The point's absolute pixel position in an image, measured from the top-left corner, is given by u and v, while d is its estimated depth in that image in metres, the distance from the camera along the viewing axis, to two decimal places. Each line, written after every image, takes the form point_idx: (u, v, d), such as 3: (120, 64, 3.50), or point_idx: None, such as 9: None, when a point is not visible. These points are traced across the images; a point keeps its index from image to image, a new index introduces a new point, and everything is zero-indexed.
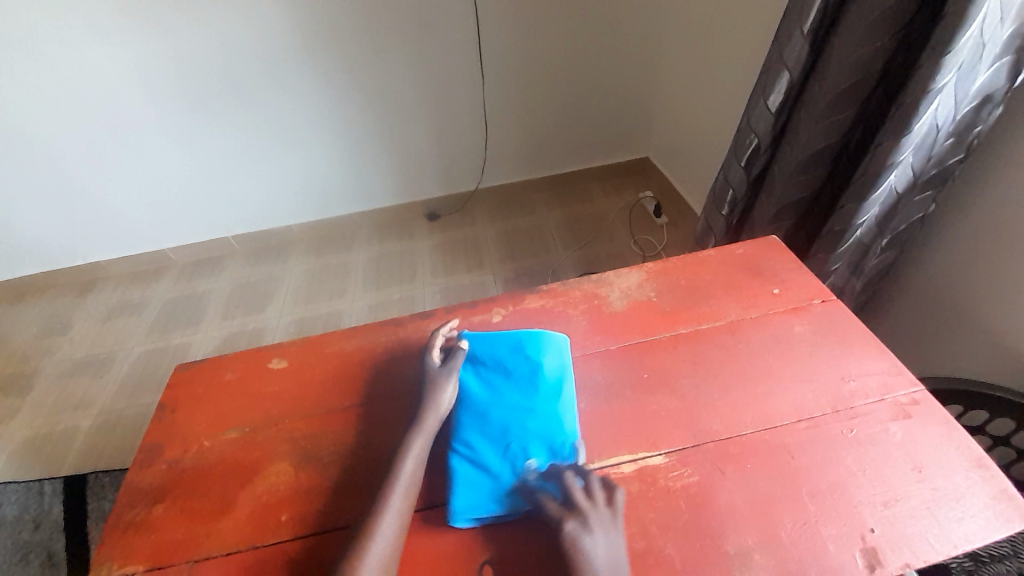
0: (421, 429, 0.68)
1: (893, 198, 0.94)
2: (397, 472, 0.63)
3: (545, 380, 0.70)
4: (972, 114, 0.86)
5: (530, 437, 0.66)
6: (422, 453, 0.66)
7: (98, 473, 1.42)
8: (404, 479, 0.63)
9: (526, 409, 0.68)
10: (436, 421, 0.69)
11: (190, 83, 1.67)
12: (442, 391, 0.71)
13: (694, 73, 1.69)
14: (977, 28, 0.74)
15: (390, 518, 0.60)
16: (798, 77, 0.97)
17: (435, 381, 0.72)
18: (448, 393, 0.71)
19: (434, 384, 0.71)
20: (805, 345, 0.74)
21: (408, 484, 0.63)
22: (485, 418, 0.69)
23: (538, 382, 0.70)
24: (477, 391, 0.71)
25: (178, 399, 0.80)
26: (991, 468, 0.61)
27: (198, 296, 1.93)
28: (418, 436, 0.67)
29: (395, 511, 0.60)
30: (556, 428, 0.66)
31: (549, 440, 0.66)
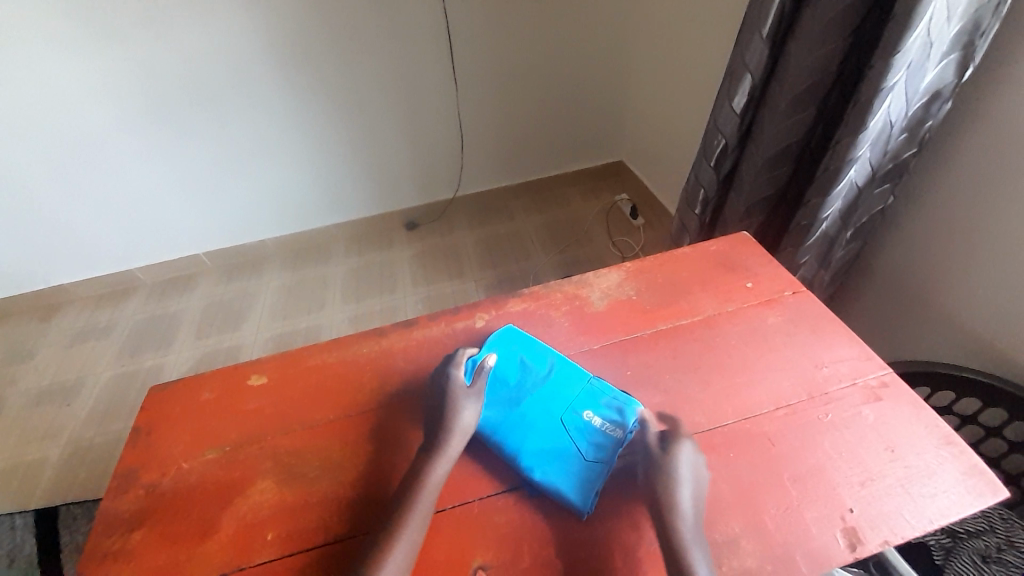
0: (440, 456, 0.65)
1: (854, 191, 0.98)
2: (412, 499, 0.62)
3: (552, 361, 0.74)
4: (922, 109, 0.91)
5: (575, 408, 0.69)
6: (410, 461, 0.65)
7: (69, 505, 1.35)
8: (419, 507, 0.61)
9: (557, 393, 0.71)
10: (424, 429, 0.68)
11: (155, 98, 1.63)
12: (462, 412, 0.68)
13: (662, 78, 1.73)
14: (923, 29, 0.79)
15: (382, 531, 0.59)
16: (760, 79, 1.01)
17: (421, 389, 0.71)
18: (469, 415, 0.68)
19: None
20: (780, 335, 0.77)
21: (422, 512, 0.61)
22: (528, 421, 0.69)
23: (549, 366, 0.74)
24: (500, 403, 0.72)
25: (153, 421, 0.77)
26: (959, 444, 0.64)
27: (170, 315, 1.87)
28: (439, 461, 0.65)
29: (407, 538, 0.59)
30: (590, 395, 0.70)
31: (591, 399, 0.70)
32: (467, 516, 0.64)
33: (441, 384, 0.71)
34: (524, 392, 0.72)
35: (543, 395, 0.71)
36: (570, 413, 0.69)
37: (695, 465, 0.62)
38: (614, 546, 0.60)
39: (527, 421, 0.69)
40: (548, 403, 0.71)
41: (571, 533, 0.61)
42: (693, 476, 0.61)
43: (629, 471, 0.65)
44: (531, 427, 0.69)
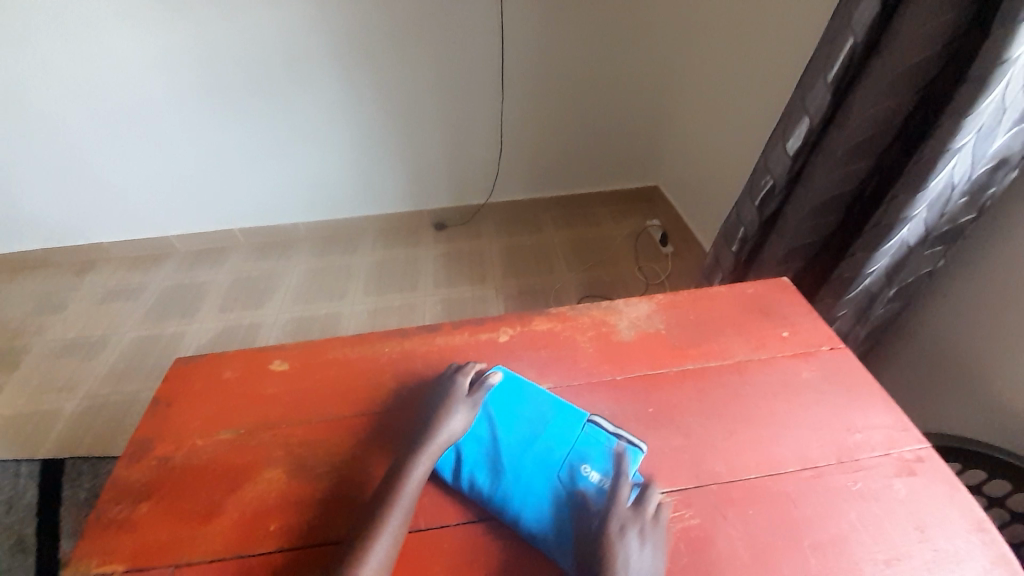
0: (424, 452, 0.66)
1: (903, 250, 0.95)
2: (394, 495, 0.61)
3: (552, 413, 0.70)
4: (987, 175, 0.87)
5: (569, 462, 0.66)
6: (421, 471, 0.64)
7: (77, 459, 1.38)
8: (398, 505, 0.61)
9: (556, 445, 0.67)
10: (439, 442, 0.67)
11: (214, 76, 1.70)
12: (452, 418, 0.69)
13: (709, 110, 1.71)
14: (999, 93, 0.76)
15: (381, 538, 0.58)
16: (818, 124, 0.98)
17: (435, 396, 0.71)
18: (458, 422, 0.69)
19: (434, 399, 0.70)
20: (812, 392, 0.74)
21: (405, 508, 0.61)
22: (520, 470, 0.66)
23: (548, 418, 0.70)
24: (496, 448, 0.68)
25: (174, 394, 0.78)
26: (991, 531, 0.60)
27: (197, 286, 1.92)
28: (420, 460, 0.65)
29: (391, 532, 0.59)
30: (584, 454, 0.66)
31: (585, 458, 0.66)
32: (470, 536, 0.63)
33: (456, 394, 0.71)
34: (524, 437, 0.69)
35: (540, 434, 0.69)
36: (566, 468, 0.65)
37: (645, 553, 0.57)
38: None
39: (518, 460, 0.67)
40: (543, 447, 0.68)
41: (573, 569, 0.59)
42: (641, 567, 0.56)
43: None
44: (524, 467, 0.66)
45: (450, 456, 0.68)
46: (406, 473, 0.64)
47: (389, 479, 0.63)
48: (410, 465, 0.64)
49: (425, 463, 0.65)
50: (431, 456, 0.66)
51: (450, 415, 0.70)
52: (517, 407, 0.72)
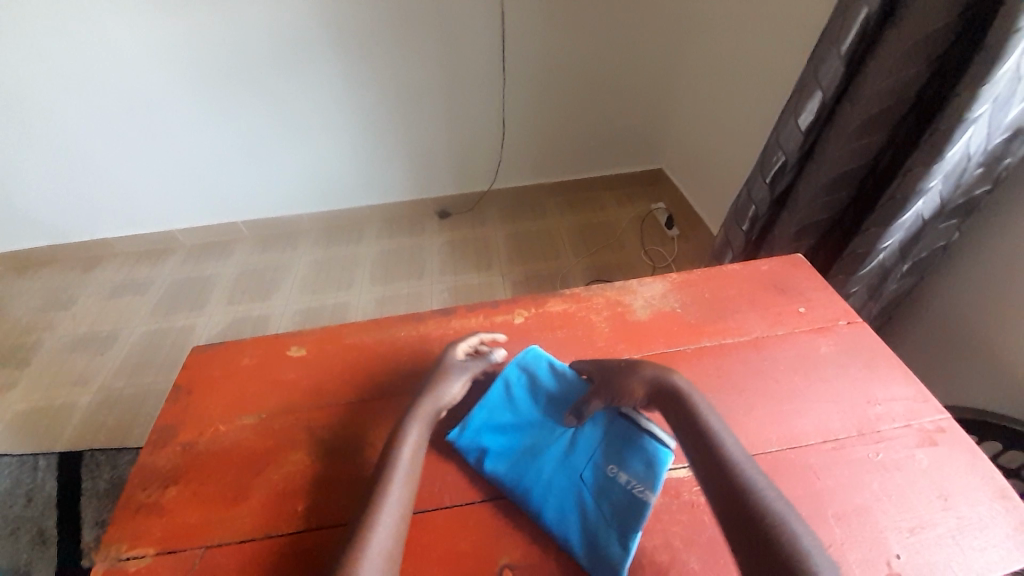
0: (414, 417, 0.67)
1: (918, 224, 0.94)
2: (392, 465, 0.62)
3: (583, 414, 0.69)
4: (1003, 145, 0.86)
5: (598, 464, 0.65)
6: (419, 440, 0.65)
7: (93, 451, 1.40)
8: (399, 475, 0.61)
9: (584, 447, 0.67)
10: (433, 408, 0.68)
11: (212, 67, 1.67)
12: (447, 386, 0.71)
13: (714, 89, 1.69)
14: (1018, 61, 0.74)
15: (389, 508, 0.58)
16: (830, 98, 0.97)
17: (445, 373, 0.71)
18: (455, 386, 0.71)
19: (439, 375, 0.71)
20: (831, 366, 0.74)
21: (405, 477, 0.61)
22: (546, 469, 0.65)
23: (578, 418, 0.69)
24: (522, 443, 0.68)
25: (194, 381, 0.79)
26: (1013, 498, 0.60)
27: (203, 279, 1.92)
28: (413, 425, 0.66)
29: (393, 503, 0.59)
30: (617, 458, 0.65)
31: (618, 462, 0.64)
32: (496, 513, 0.63)
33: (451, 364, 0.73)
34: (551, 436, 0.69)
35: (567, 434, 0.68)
36: (595, 469, 0.65)
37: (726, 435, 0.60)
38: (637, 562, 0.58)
39: (545, 455, 0.66)
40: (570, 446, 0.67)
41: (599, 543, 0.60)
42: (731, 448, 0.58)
43: (664, 487, 0.63)
44: (551, 464, 0.65)
45: (473, 446, 0.67)
46: (403, 444, 0.64)
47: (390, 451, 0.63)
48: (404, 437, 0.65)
49: (417, 427, 0.66)
50: (424, 421, 0.67)
51: (444, 383, 0.71)
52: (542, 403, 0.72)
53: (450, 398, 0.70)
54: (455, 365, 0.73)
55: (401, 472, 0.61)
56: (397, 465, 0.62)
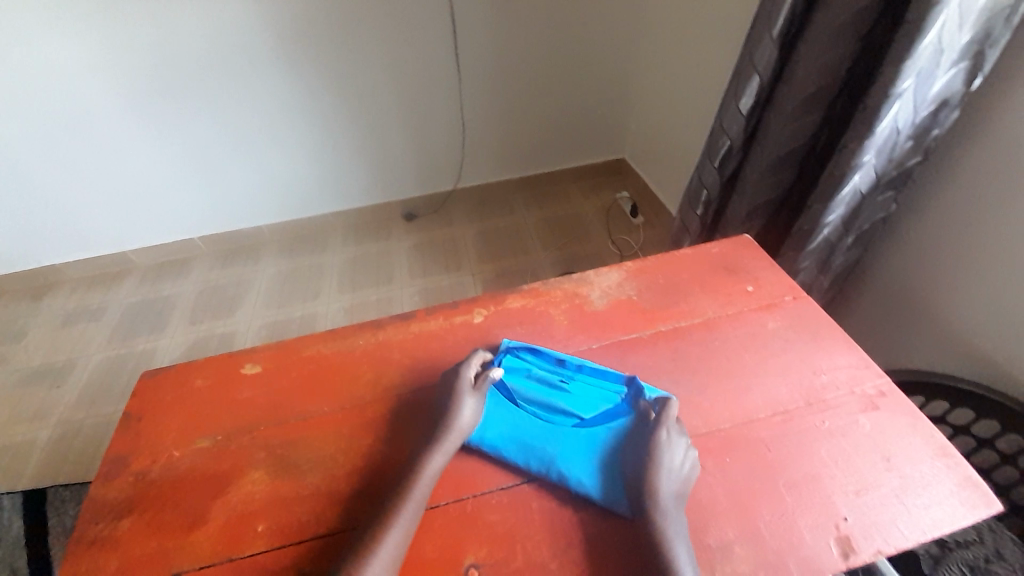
0: (437, 447, 0.65)
1: (858, 198, 0.98)
2: None
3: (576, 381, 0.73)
4: (930, 117, 0.90)
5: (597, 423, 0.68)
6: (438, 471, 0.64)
7: (58, 487, 1.34)
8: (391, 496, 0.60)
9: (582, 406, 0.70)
10: (456, 439, 0.66)
11: (154, 77, 1.60)
12: (461, 411, 0.67)
13: (669, 77, 1.72)
14: (936, 36, 0.78)
15: (388, 540, 0.57)
16: (767, 81, 1.00)
17: (461, 397, 0.68)
18: (472, 412, 0.68)
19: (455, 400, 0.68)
20: (779, 340, 0.77)
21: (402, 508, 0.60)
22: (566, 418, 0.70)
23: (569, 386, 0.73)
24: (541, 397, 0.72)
25: (145, 408, 0.76)
26: (954, 455, 0.64)
27: (162, 300, 1.85)
28: (435, 454, 0.64)
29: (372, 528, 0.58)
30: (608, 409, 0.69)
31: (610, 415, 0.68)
32: (461, 514, 0.63)
33: (450, 381, 0.71)
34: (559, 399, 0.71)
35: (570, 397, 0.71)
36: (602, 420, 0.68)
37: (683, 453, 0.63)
38: (601, 549, 0.59)
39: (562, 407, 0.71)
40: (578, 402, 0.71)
41: (564, 532, 0.61)
42: (679, 460, 0.62)
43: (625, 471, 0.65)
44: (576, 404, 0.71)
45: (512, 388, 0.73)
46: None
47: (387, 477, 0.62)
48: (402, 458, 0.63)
49: (439, 458, 0.64)
50: (447, 452, 0.65)
51: (461, 410, 0.67)
52: (537, 375, 0.74)
53: (471, 428, 0.67)
54: (466, 386, 0.70)
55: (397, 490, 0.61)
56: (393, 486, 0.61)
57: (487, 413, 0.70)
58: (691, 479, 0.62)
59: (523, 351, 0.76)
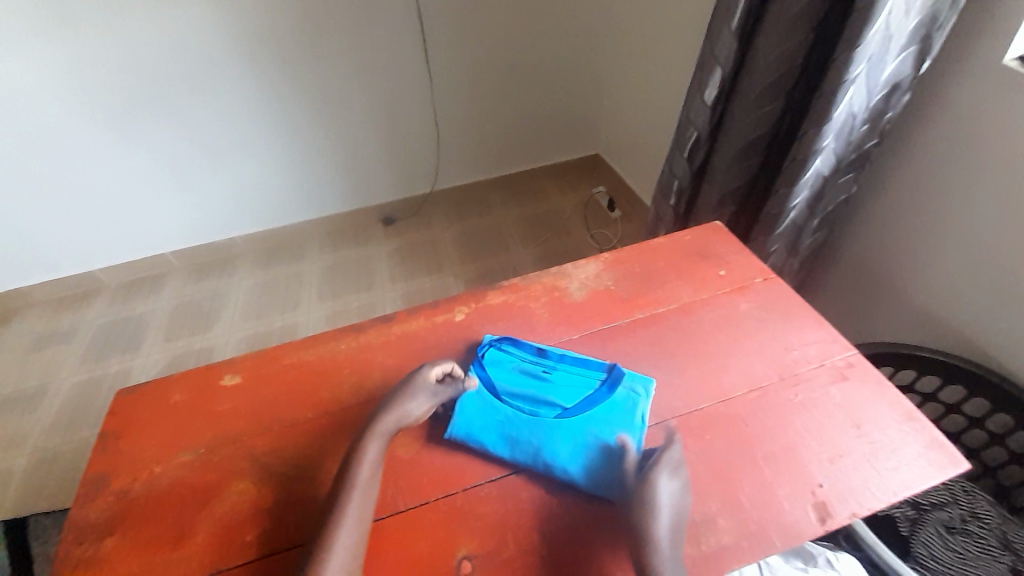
0: (373, 435, 0.65)
1: (820, 181, 1.02)
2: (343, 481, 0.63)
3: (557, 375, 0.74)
4: (883, 101, 0.94)
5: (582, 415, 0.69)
6: (377, 457, 0.64)
7: (37, 516, 1.29)
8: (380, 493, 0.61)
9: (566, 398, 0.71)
10: (392, 424, 0.66)
11: (116, 88, 1.55)
12: (411, 401, 0.68)
13: (639, 72, 1.76)
14: (883, 22, 0.82)
15: (348, 530, 0.58)
16: (729, 72, 1.03)
17: (411, 391, 0.68)
18: (421, 405, 0.68)
19: (406, 390, 0.68)
20: (751, 321, 0.79)
21: None
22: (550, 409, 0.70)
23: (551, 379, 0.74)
24: (524, 390, 0.73)
25: (123, 425, 0.75)
26: (919, 419, 0.67)
27: (136, 318, 1.80)
28: (371, 442, 0.64)
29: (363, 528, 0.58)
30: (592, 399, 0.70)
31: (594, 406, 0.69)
32: (451, 508, 0.63)
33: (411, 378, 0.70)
34: (542, 392, 0.72)
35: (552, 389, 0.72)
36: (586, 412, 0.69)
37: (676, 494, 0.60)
38: (591, 535, 0.60)
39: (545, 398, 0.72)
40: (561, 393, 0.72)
41: (553, 518, 0.62)
42: (673, 501, 0.59)
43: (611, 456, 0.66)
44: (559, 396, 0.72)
45: (496, 382, 0.73)
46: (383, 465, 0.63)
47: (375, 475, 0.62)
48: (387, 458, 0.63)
49: (375, 444, 0.64)
50: (381, 437, 0.65)
51: (411, 401, 0.68)
52: (519, 369, 0.75)
53: (414, 416, 0.68)
54: (427, 385, 0.70)
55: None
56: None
57: (470, 407, 0.70)
58: (682, 519, 0.59)
59: (504, 346, 0.78)
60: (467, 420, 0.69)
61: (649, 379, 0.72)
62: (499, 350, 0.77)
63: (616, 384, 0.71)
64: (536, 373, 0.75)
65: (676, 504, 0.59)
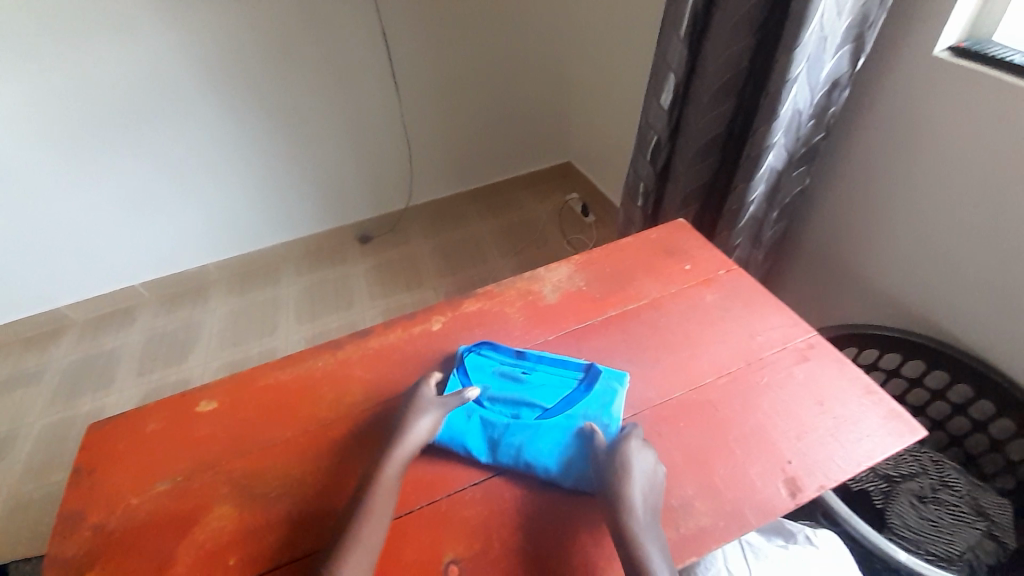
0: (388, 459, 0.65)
1: (775, 175, 1.07)
2: None
3: (537, 376, 0.75)
4: (825, 97, 1.00)
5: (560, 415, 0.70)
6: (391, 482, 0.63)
7: (11, 566, 1.24)
8: (365, 505, 0.61)
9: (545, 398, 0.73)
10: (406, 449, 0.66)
11: (77, 120, 1.52)
12: (418, 421, 0.68)
13: (601, 82, 1.82)
14: (817, 24, 0.88)
15: (345, 543, 0.58)
16: (682, 76, 1.08)
17: (417, 409, 0.69)
18: (426, 422, 0.68)
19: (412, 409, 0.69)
20: (718, 310, 0.83)
21: (371, 517, 0.60)
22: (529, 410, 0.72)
23: (531, 380, 0.75)
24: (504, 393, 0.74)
25: (98, 458, 0.73)
26: (878, 393, 0.71)
27: (106, 354, 1.75)
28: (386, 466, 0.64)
29: (347, 537, 0.58)
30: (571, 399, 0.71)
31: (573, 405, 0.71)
32: (437, 514, 0.64)
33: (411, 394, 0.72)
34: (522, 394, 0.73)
35: (532, 390, 0.74)
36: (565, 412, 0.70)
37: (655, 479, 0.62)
38: (576, 528, 0.62)
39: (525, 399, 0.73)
40: (541, 394, 0.73)
41: (538, 514, 0.63)
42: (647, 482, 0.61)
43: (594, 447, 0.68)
44: (539, 396, 0.73)
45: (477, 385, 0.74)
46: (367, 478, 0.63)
47: (359, 489, 0.62)
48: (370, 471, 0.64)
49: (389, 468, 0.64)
50: (398, 462, 0.65)
51: (417, 420, 0.68)
52: (499, 372, 0.76)
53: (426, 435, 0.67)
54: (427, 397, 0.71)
55: (370, 498, 0.62)
56: (363, 495, 0.62)
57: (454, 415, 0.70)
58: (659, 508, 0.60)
59: (486, 351, 0.78)
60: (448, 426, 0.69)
61: (622, 372, 0.74)
62: (481, 355, 0.78)
63: (593, 382, 0.73)
64: (516, 375, 0.76)
65: (652, 488, 0.61)
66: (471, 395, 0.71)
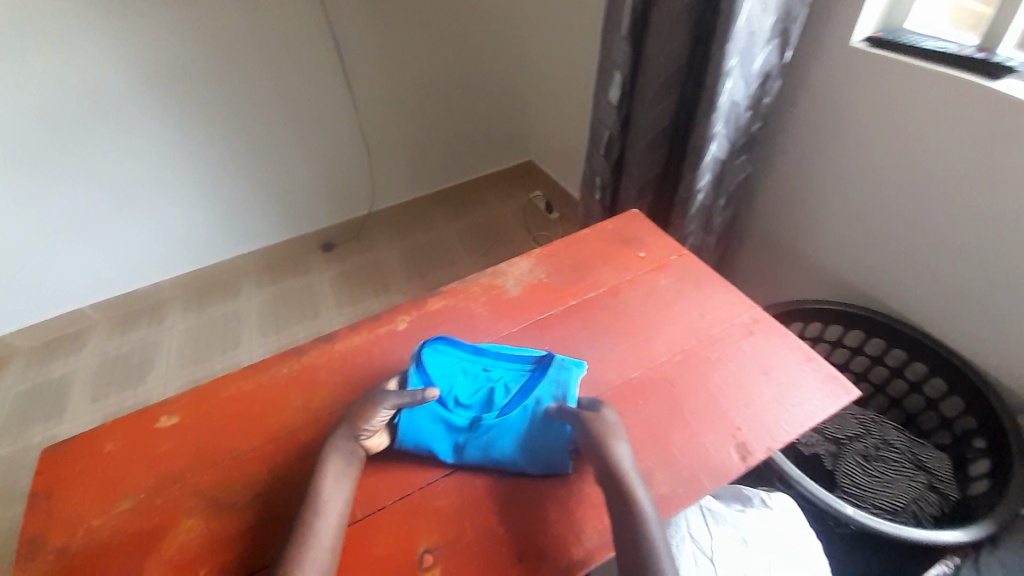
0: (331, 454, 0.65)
1: (719, 163, 1.13)
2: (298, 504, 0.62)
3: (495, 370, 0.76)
4: (759, 88, 1.07)
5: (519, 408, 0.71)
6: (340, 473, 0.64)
7: None
8: (336, 503, 0.62)
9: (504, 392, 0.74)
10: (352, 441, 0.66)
11: (7, 136, 1.43)
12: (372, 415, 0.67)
13: (556, 82, 1.86)
14: (746, 21, 0.94)
15: (315, 542, 0.58)
16: (628, 73, 1.13)
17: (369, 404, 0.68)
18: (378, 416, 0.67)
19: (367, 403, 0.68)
20: (671, 293, 0.87)
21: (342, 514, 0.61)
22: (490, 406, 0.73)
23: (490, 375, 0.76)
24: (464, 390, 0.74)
25: (53, 483, 0.70)
26: (817, 359, 0.77)
27: (55, 381, 1.65)
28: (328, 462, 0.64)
29: (320, 536, 0.59)
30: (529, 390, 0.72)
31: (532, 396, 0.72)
32: (410, 507, 0.65)
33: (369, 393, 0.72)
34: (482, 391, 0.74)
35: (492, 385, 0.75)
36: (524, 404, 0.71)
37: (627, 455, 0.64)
38: (546, 508, 0.65)
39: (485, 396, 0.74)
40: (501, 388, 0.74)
41: (509, 498, 0.66)
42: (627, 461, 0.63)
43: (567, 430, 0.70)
44: (499, 391, 0.74)
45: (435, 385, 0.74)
46: (336, 477, 0.63)
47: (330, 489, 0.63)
48: (339, 470, 0.64)
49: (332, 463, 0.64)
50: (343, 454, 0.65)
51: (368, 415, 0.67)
52: (458, 368, 0.76)
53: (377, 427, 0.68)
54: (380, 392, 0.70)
55: (341, 496, 0.62)
56: (334, 495, 0.62)
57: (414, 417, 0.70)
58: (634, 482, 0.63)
59: (442, 347, 0.77)
60: (413, 429, 0.69)
61: (580, 362, 0.75)
62: (437, 352, 0.76)
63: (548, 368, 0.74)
64: (474, 371, 0.76)
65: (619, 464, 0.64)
66: (429, 395, 0.67)
